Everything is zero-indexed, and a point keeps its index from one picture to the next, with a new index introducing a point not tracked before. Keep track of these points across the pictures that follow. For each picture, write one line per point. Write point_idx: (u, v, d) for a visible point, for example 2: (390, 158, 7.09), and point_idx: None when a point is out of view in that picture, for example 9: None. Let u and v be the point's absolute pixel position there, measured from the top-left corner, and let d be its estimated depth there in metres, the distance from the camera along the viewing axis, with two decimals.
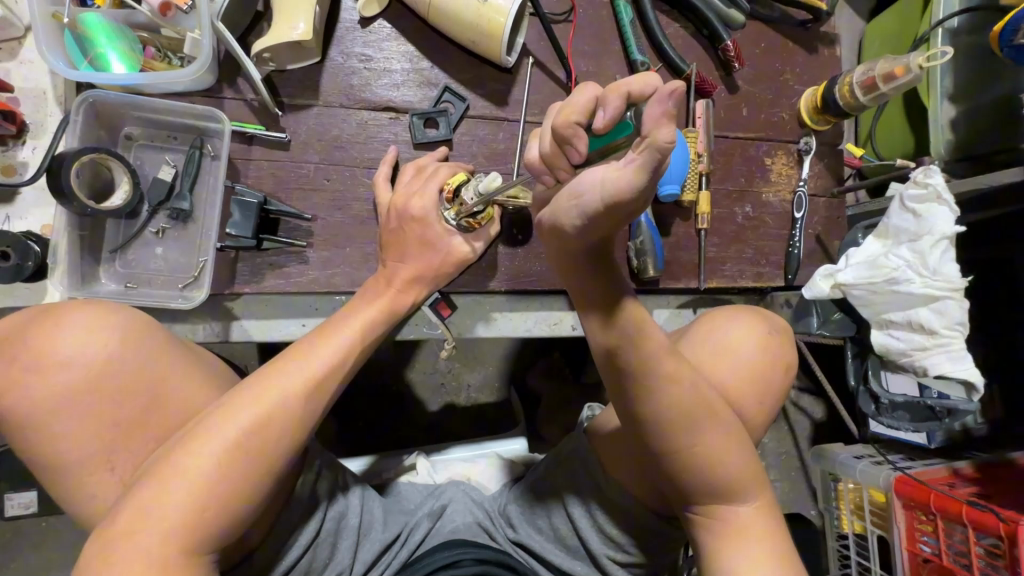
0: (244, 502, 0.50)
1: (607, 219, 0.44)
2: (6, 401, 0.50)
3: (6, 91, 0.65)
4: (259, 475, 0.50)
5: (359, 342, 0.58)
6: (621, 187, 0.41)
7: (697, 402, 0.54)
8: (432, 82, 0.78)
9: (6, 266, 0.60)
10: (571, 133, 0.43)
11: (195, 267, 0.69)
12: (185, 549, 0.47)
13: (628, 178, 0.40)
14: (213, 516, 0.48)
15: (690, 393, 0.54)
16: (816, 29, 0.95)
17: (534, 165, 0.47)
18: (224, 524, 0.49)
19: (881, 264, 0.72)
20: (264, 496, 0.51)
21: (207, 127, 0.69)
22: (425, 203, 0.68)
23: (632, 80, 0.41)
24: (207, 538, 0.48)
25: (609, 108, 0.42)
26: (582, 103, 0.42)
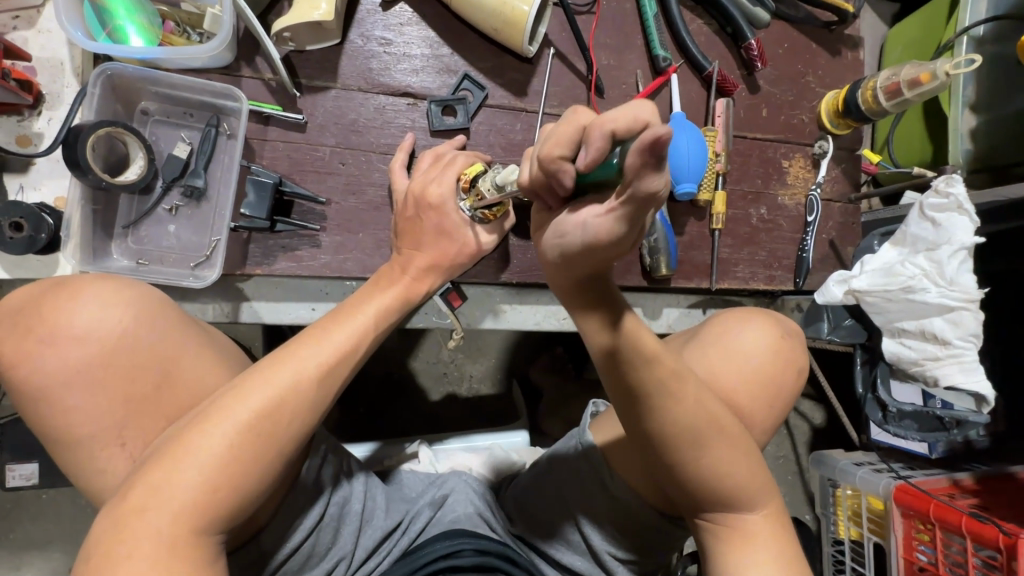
0: (255, 484, 0.50)
1: (589, 259, 0.43)
2: (18, 373, 0.50)
3: (23, 59, 0.64)
4: (270, 458, 0.50)
5: (372, 329, 0.58)
6: (604, 232, 0.40)
7: (705, 412, 0.54)
8: (452, 70, 0.77)
9: (19, 238, 0.59)
10: (556, 168, 0.40)
11: (207, 246, 0.68)
12: (195, 528, 0.47)
13: (609, 229, 0.39)
14: (224, 496, 0.48)
15: (697, 404, 0.53)
16: (841, 32, 0.94)
17: (529, 187, 0.46)
18: (235, 505, 0.49)
19: (897, 273, 0.72)
20: (275, 478, 0.51)
21: (224, 105, 0.69)
22: (442, 191, 0.67)
23: (619, 114, 0.35)
24: (217, 518, 0.48)
25: (589, 148, 0.37)
26: (567, 137, 0.38)
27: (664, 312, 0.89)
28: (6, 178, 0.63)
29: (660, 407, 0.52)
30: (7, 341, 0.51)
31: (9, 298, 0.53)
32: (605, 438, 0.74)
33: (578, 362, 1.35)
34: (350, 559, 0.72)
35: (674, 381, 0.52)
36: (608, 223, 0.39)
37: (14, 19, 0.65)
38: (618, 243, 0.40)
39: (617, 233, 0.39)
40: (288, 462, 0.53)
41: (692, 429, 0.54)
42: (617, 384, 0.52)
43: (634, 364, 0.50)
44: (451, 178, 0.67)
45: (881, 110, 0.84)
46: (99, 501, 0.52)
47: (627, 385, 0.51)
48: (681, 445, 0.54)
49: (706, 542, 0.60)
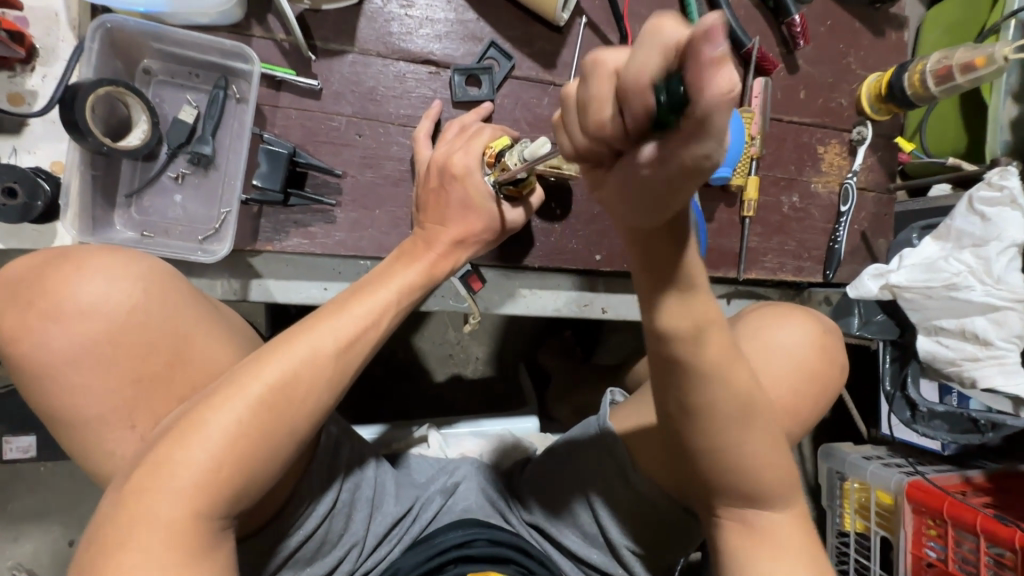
0: (268, 465, 0.47)
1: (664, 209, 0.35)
2: (21, 350, 0.46)
3: (14, 8, 0.58)
4: (283, 439, 0.47)
5: (394, 305, 0.54)
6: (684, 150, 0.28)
7: (750, 401, 0.50)
8: (477, 37, 0.72)
9: (13, 205, 0.55)
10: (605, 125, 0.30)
11: (216, 219, 0.64)
12: (204, 510, 0.44)
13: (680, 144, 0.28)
14: (235, 478, 0.45)
15: (745, 389, 0.50)
16: (886, 10, 0.88)
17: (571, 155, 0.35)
18: (246, 487, 0.46)
19: (939, 269, 0.69)
20: (287, 460, 0.48)
21: (234, 66, 0.64)
22: (467, 164, 0.63)
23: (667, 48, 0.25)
24: (226, 499, 0.45)
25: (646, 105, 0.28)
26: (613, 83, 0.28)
27: None
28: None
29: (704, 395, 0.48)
30: (7, 314, 0.47)
31: (6, 269, 0.49)
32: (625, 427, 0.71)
33: (586, 347, 1.33)
34: (362, 545, 0.70)
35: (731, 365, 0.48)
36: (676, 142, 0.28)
37: None
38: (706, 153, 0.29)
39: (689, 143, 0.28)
40: (302, 445, 0.50)
41: (732, 417, 0.50)
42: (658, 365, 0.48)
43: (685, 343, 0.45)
44: (476, 153, 0.63)
45: (927, 96, 0.79)
46: (106, 485, 0.50)
47: (670, 365, 0.47)
48: (719, 435, 0.51)
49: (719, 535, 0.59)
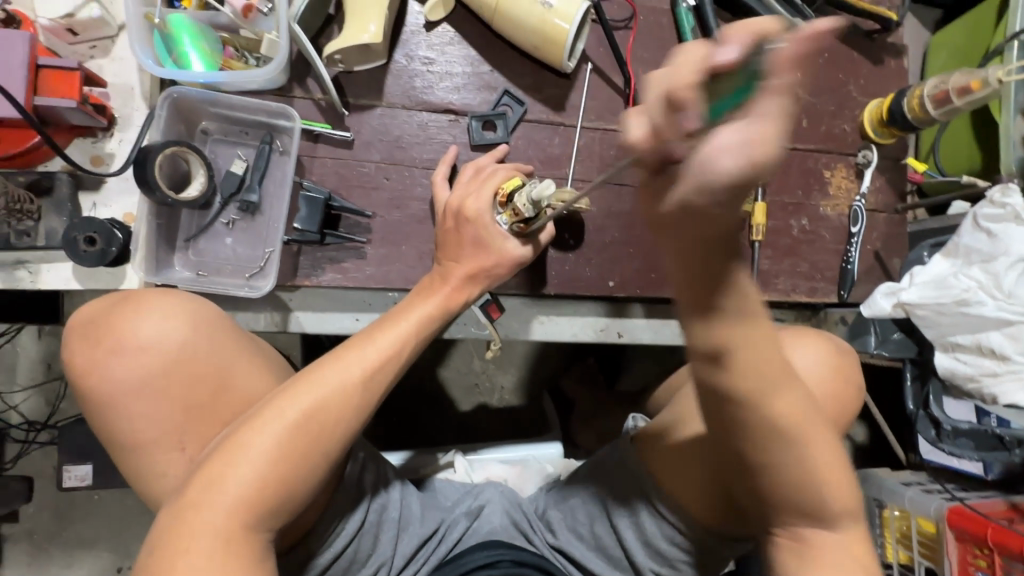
0: (305, 481, 0.52)
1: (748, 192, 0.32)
2: (91, 381, 0.53)
3: (98, 86, 0.66)
4: (318, 459, 0.52)
5: (413, 337, 0.59)
6: (765, 109, 0.29)
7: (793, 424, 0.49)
8: (492, 86, 0.79)
9: (93, 251, 0.62)
10: (682, 101, 0.30)
11: (261, 258, 0.71)
12: (245, 524, 0.49)
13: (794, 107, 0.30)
14: (274, 493, 0.50)
15: (798, 404, 0.49)
16: (884, 40, 0.92)
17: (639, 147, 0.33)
18: (286, 503, 0.51)
19: (949, 285, 0.69)
20: (321, 479, 0.53)
21: (278, 124, 0.72)
22: (479, 207, 0.68)
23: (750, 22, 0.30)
24: (266, 513, 0.50)
25: (732, 47, 0.30)
26: (694, 59, 0.31)
27: None
28: (81, 195, 0.65)
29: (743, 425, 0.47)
30: (78, 350, 0.53)
31: (78, 311, 0.56)
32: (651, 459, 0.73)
33: (608, 373, 1.36)
34: (390, 565, 0.74)
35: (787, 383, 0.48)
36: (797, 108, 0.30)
37: (90, 48, 0.67)
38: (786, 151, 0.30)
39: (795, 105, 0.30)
40: (337, 463, 0.55)
41: (777, 445, 0.49)
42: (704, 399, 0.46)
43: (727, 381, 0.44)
44: (487, 192, 0.69)
45: (928, 119, 0.81)
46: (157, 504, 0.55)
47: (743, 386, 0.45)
48: (767, 457, 0.50)
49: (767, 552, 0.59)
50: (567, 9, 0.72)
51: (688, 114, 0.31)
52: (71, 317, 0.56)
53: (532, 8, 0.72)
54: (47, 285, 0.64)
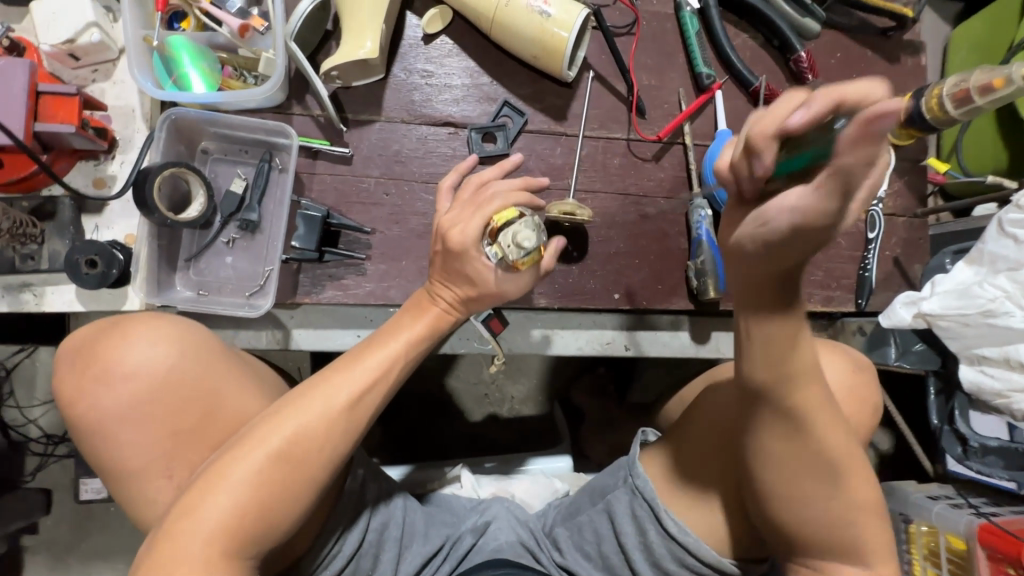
0: (287, 510, 0.51)
1: (801, 245, 0.41)
2: (80, 410, 0.53)
3: (99, 109, 0.67)
4: (300, 487, 0.51)
5: (403, 357, 0.58)
6: (828, 176, 0.36)
7: (837, 454, 0.55)
8: (492, 97, 0.78)
9: (94, 274, 0.62)
10: (757, 150, 0.39)
11: (261, 276, 0.71)
12: (225, 555, 0.48)
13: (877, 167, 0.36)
14: (253, 523, 0.49)
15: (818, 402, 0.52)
16: (900, 38, 0.89)
17: (720, 171, 0.44)
18: (267, 533, 0.50)
19: (974, 295, 0.66)
20: (304, 507, 0.52)
21: (276, 142, 0.72)
22: (467, 236, 0.61)
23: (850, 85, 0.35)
24: (248, 543, 0.49)
25: (811, 108, 0.35)
26: (783, 112, 0.38)
27: (714, 335, 0.84)
28: (84, 218, 0.66)
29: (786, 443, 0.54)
30: (67, 378, 0.54)
31: (70, 336, 0.56)
32: (671, 471, 0.73)
33: (620, 383, 1.33)
34: None
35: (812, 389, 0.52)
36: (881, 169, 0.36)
37: (93, 72, 0.68)
38: (836, 216, 0.38)
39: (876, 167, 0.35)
40: (322, 490, 0.53)
41: (814, 474, 0.55)
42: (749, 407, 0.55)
43: (776, 395, 0.51)
44: (478, 220, 0.61)
45: (948, 119, 0.77)
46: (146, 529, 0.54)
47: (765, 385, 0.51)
48: (800, 482, 0.56)
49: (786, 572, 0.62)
50: (565, 17, 0.70)
51: (763, 160, 0.39)
52: (62, 343, 0.56)
53: (529, 19, 0.71)
54: (51, 308, 0.65)
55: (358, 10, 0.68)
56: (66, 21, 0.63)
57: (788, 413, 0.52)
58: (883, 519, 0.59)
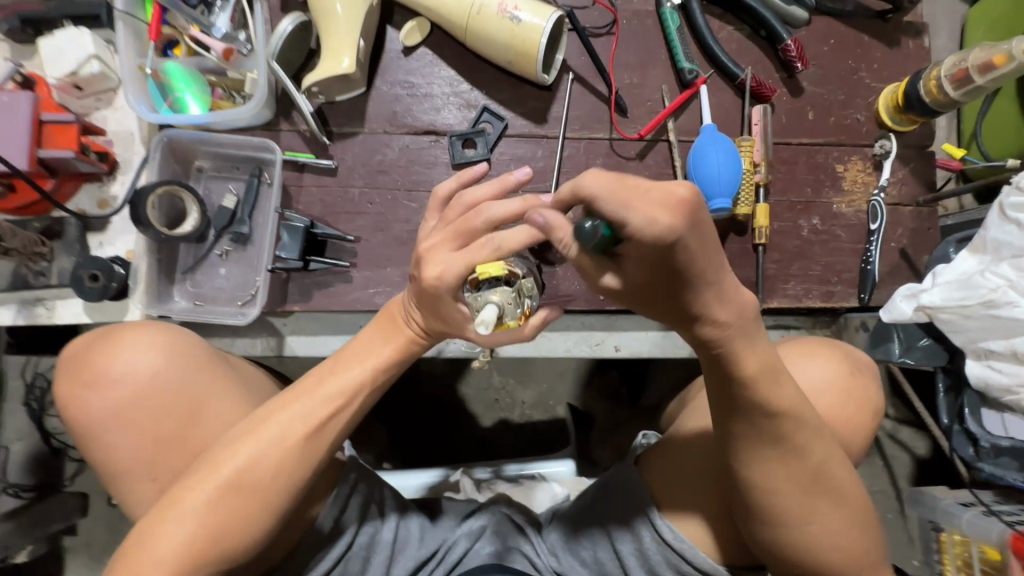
0: (251, 524, 0.54)
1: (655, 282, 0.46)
2: (72, 412, 0.57)
3: (101, 135, 0.72)
4: (261, 510, 0.54)
5: (372, 381, 0.59)
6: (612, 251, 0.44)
7: (823, 469, 0.52)
8: (472, 104, 0.79)
9: (96, 287, 0.67)
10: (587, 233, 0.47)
11: (252, 286, 0.74)
12: (193, 565, 0.53)
13: (682, 218, 0.39)
14: (216, 543, 0.53)
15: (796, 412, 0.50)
16: (899, 20, 0.85)
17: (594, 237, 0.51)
18: (229, 552, 0.54)
19: (975, 284, 0.63)
20: (265, 530, 0.55)
21: (264, 157, 0.75)
22: (445, 277, 0.52)
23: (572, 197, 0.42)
24: (213, 552, 0.53)
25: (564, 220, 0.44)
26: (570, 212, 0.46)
27: None
28: (89, 236, 0.71)
29: (762, 463, 0.52)
30: (63, 381, 0.57)
31: (70, 344, 0.60)
32: (660, 478, 0.71)
33: (633, 387, 1.30)
34: None
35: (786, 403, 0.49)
36: (684, 218, 0.39)
37: (96, 101, 0.73)
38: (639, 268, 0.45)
39: (676, 224, 0.39)
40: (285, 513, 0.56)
41: (799, 495, 0.52)
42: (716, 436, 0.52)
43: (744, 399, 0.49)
44: (459, 268, 0.52)
45: (948, 101, 0.74)
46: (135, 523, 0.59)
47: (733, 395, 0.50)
48: (784, 504, 0.53)
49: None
50: (535, 22, 0.71)
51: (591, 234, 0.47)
52: (63, 350, 0.60)
53: (501, 26, 0.72)
54: (62, 320, 0.70)
55: (335, 28, 0.71)
56: (71, 56, 0.69)
57: (760, 423, 0.50)
58: (876, 528, 0.56)
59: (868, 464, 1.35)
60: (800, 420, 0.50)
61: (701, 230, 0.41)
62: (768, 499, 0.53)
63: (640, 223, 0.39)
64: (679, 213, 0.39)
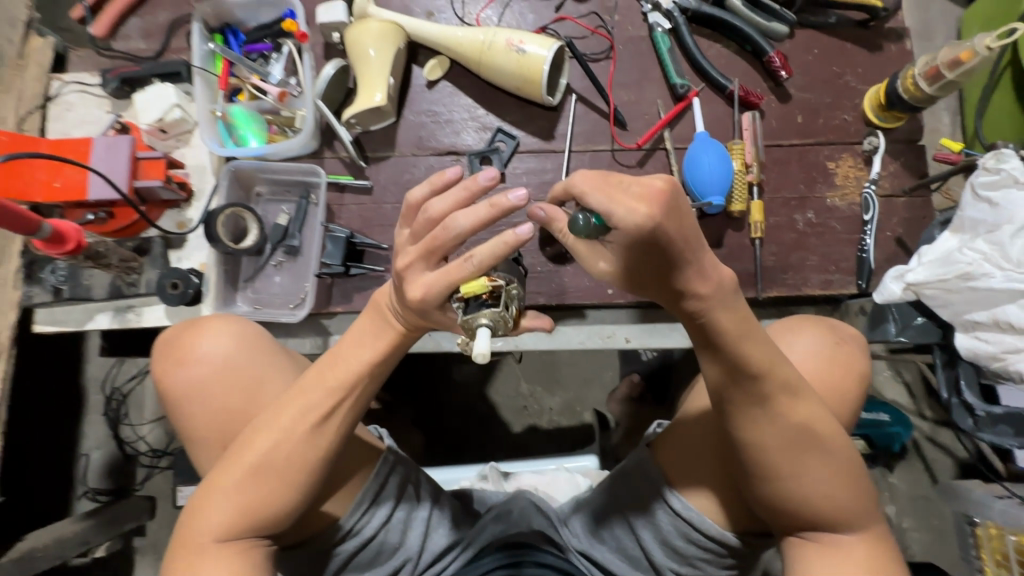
0: (286, 493, 0.61)
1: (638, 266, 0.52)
2: (163, 387, 0.69)
3: (180, 168, 0.86)
4: (287, 488, 0.61)
5: (387, 366, 0.64)
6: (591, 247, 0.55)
7: (802, 427, 0.58)
8: (488, 127, 0.90)
9: (175, 294, 0.80)
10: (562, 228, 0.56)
11: (302, 291, 0.86)
12: (239, 523, 0.60)
13: (660, 206, 0.47)
14: (256, 510, 0.61)
15: (772, 376, 0.56)
16: (880, 28, 0.92)
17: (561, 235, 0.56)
18: (266, 519, 0.61)
19: (954, 261, 0.70)
20: (289, 508, 0.62)
21: (310, 181, 0.88)
22: (428, 296, 0.56)
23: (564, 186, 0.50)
24: (254, 514, 0.61)
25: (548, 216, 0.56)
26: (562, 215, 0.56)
27: None
28: (170, 252, 0.85)
29: (752, 424, 0.58)
30: (156, 361, 0.70)
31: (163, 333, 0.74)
32: (666, 452, 0.76)
33: (658, 392, 1.27)
34: (416, 560, 0.80)
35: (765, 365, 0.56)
36: (661, 207, 0.46)
37: (177, 141, 0.88)
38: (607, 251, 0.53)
39: (654, 212, 0.47)
40: (309, 492, 0.63)
41: (787, 451, 0.58)
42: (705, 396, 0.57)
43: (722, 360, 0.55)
44: (441, 286, 0.54)
45: (925, 97, 0.81)
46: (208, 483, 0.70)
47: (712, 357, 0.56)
48: (776, 460, 0.58)
49: (790, 551, 0.62)
50: (538, 52, 0.82)
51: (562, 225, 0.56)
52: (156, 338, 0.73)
53: (509, 58, 0.83)
54: (147, 323, 0.83)
55: (369, 68, 0.84)
56: (158, 106, 0.85)
57: (742, 386, 0.56)
58: (863, 480, 0.61)
59: (906, 466, 1.32)
60: (775, 380, 0.56)
61: (678, 215, 0.47)
62: (755, 456, 0.58)
63: (623, 212, 0.47)
64: (657, 204, 0.47)
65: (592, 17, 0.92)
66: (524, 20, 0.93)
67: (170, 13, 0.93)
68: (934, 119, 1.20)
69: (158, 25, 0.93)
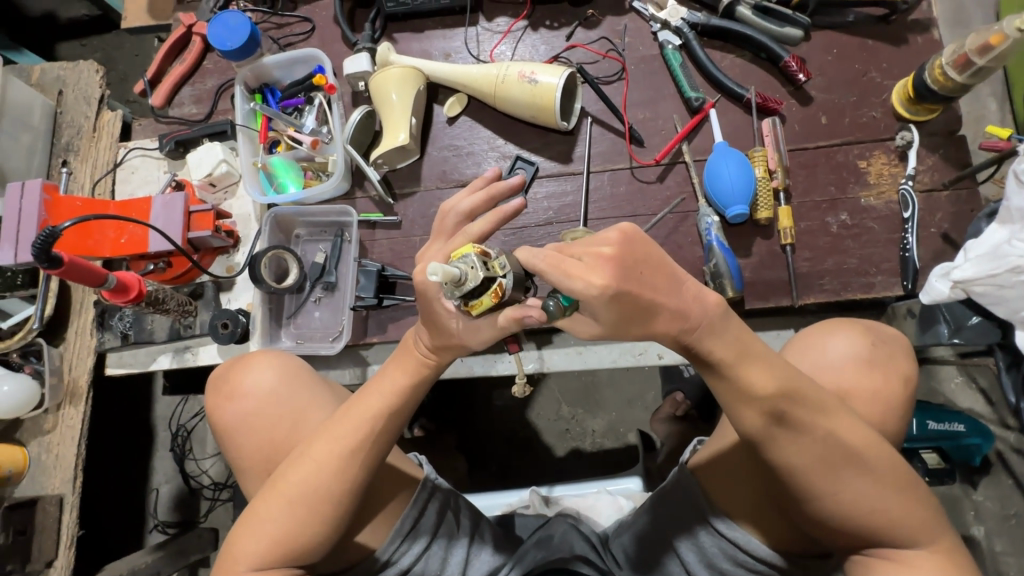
0: (320, 523, 0.63)
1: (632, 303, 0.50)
2: (214, 419, 0.74)
3: (228, 217, 0.94)
4: (319, 519, 0.63)
5: (415, 397, 0.66)
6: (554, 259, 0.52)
7: (839, 448, 0.55)
8: (507, 155, 0.93)
9: (226, 333, 0.86)
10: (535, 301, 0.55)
11: (340, 324, 0.90)
12: (274, 552, 0.63)
13: (613, 276, 0.48)
14: (292, 540, 0.63)
15: (801, 385, 0.54)
16: (903, 19, 0.89)
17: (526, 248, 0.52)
18: (300, 549, 0.63)
19: (1003, 255, 0.68)
20: (322, 539, 0.64)
21: (344, 219, 0.94)
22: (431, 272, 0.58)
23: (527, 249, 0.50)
24: (288, 544, 0.63)
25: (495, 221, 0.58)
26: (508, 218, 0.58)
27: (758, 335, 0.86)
28: (222, 294, 0.92)
29: (786, 445, 0.55)
30: (209, 396, 0.75)
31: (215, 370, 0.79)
32: (705, 472, 0.73)
33: (704, 409, 1.23)
34: None
35: (791, 378, 0.54)
36: (616, 269, 0.48)
37: (225, 193, 0.97)
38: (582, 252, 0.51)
39: (607, 283, 0.48)
40: (340, 523, 0.65)
41: (826, 464, 0.55)
42: (731, 409, 0.56)
43: (737, 375, 0.54)
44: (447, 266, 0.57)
45: (957, 86, 0.78)
46: None
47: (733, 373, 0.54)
48: (814, 475, 0.55)
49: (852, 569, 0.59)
50: (548, 80, 0.85)
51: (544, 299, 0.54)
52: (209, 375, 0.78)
53: (522, 88, 0.87)
54: (203, 361, 0.91)
55: (392, 112, 0.89)
56: (207, 162, 0.93)
57: (772, 402, 0.54)
58: (922, 490, 0.57)
59: (991, 481, 1.20)
60: (801, 399, 0.54)
61: (637, 271, 0.49)
62: (793, 472, 0.56)
63: (579, 288, 0.48)
64: (609, 274, 0.48)
65: (603, 41, 0.95)
66: (536, 52, 0.96)
67: (217, 79, 1.03)
68: (978, 106, 1.14)
69: (207, 90, 1.03)
